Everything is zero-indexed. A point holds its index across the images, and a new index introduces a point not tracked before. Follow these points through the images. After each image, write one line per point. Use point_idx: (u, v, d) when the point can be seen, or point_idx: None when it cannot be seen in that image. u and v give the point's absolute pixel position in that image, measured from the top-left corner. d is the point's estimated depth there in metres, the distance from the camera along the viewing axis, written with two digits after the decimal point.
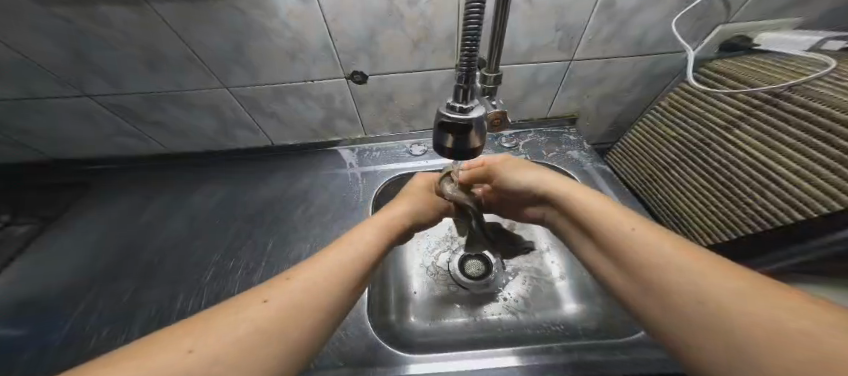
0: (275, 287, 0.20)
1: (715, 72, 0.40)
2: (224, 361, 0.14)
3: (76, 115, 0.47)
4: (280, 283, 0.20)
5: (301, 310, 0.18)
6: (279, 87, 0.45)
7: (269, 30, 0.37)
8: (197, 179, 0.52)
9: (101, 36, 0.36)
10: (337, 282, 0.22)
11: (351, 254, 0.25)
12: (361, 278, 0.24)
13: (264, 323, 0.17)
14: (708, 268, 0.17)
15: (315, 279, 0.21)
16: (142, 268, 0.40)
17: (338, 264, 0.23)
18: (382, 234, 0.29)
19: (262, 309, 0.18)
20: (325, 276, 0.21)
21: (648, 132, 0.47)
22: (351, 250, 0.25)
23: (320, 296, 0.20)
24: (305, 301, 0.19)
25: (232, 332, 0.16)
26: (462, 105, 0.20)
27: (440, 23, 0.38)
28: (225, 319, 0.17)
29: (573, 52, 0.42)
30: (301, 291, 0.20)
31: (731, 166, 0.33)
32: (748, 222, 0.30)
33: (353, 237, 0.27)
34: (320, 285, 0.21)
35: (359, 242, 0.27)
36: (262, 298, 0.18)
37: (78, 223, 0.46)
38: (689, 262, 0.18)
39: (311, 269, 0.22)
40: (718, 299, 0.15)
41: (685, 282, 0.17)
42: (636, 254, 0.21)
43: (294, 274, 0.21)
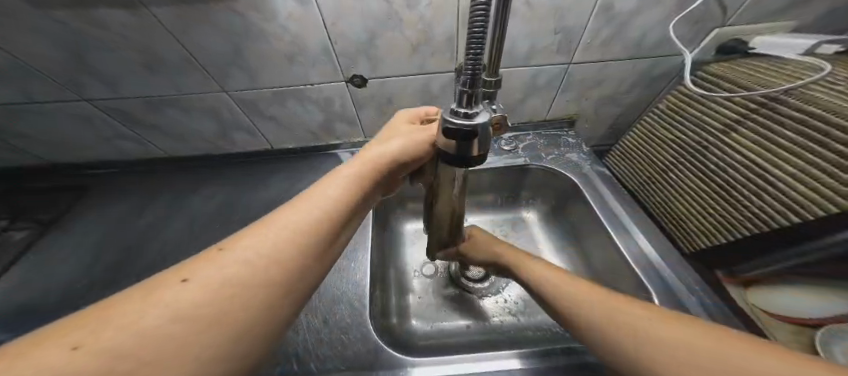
0: (202, 262, 0.16)
1: (712, 75, 0.40)
2: (128, 360, 0.11)
3: (74, 119, 0.46)
4: (210, 256, 0.17)
5: (241, 284, 0.16)
6: (279, 90, 0.45)
7: (269, 33, 0.37)
8: (196, 183, 0.52)
9: (99, 38, 0.35)
10: (292, 247, 0.19)
11: (311, 211, 0.21)
12: (327, 237, 0.21)
13: (185, 306, 0.14)
14: (623, 305, 0.21)
15: (258, 247, 0.18)
16: (143, 272, 0.39)
17: (293, 224, 0.20)
18: (353, 184, 0.25)
19: (182, 291, 0.14)
20: (272, 241, 0.18)
21: (645, 135, 0.48)
22: (309, 207, 0.22)
23: (264, 266, 0.17)
24: (247, 272, 0.16)
25: (141, 319, 0.13)
26: (466, 111, 0.20)
27: (440, 27, 0.38)
28: (130, 305, 0.13)
29: (572, 54, 0.43)
30: (235, 264, 0.16)
31: (729, 168, 0.33)
32: (746, 224, 0.31)
33: (315, 191, 0.23)
34: (267, 252, 0.18)
35: (323, 197, 0.23)
36: (181, 277, 0.15)
37: (75, 227, 0.46)
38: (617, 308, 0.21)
39: (255, 234, 0.19)
40: (644, 330, 0.18)
41: (616, 319, 0.20)
42: (578, 306, 0.23)
43: (231, 244, 0.18)
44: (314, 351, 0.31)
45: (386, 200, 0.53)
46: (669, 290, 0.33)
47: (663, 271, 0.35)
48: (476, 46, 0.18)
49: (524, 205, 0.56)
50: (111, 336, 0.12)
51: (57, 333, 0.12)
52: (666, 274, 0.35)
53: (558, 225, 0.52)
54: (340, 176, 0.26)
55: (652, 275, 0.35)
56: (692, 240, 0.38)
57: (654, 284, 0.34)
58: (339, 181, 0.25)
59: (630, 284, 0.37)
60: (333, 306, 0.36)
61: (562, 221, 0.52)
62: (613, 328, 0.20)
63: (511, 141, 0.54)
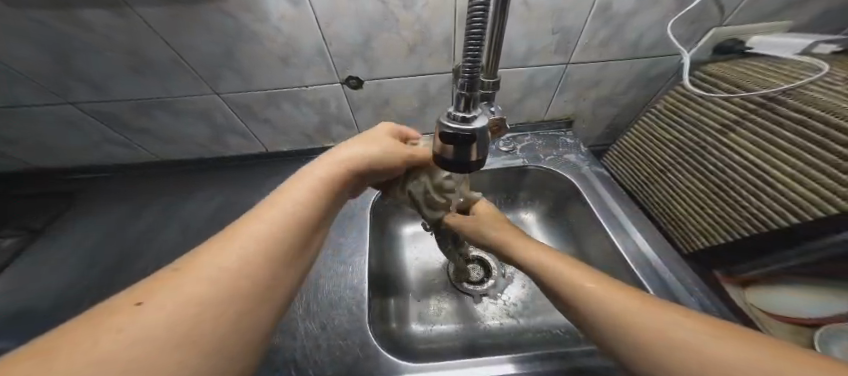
0: (158, 285, 0.14)
1: (710, 76, 0.40)
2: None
3: (61, 123, 0.45)
4: (164, 278, 0.15)
5: (213, 300, 0.14)
6: (272, 93, 0.44)
7: (262, 34, 0.36)
8: (190, 187, 0.51)
9: (85, 40, 0.34)
10: (263, 257, 0.18)
11: (272, 222, 0.20)
12: (300, 249, 0.21)
13: (152, 327, 0.12)
14: (635, 301, 0.19)
15: (227, 262, 0.16)
16: (134, 279, 0.38)
17: (254, 236, 0.19)
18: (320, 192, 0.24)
19: (144, 312, 0.13)
20: (241, 254, 0.17)
21: (643, 135, 0.48)
22: (278, 219, 0.20)
23: (236, 279, 0.16)
24: (214, 289, 0.15)
25: (99, 345, 0.11)
26: (464, 115, 0.20)
27: (437, 28, 0.38)
28: (78, 336, 0.11)
29: (570, 55, 0.42)
30: (201, 281, 0.15)
31: (727, 169, 0.33)
32: (744, 224, 0.31)
33: (278, 202, 0.22)
34: (237, 263, 0.17)
35: (289, 205, 0.22)
36: (135, 301, 0.13)
37: (64, 234, 0.45)
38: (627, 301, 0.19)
39: (215, 251, 0.17)
40: (664, 333, 0.16)
41: (629, 316, 0.18)
42: (585, 302, 0.21)
43: (188, 264, 0.16)
44: (312, 358, 0.31)
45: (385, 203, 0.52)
46: (669, 291, 0.33)
47: (662, 273, 0.35)
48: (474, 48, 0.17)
49: (523, 206, 0.56)
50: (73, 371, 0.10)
51: None
52: (666, 276, 0.35)
53: (557, 226, 0.52)
54: (305, 184, 0.24)
55: (651, 276, 0.35)
56: (690, 241, 0.38)
57: (654, 286, 0.34)
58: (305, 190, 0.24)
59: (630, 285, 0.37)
60: (332, 312, 0.35)
61: (561, 222, 0.51)
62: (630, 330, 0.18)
63: (509, 142, 0.54)
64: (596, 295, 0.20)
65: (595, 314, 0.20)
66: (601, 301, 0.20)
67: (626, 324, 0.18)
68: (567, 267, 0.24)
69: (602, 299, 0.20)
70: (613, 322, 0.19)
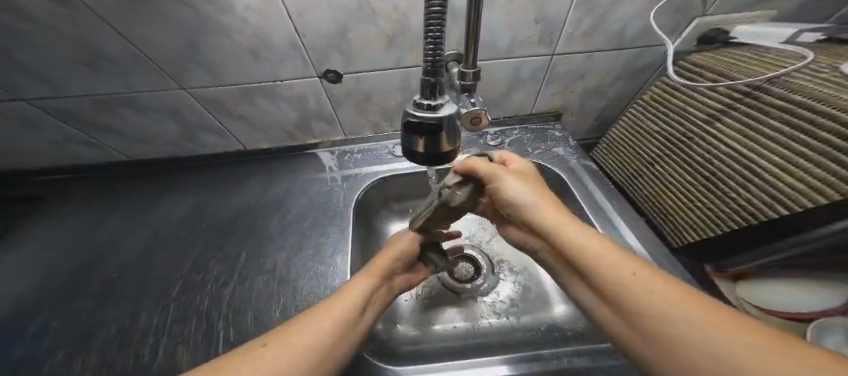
0: (278, 335, 0.21)
1: (695, 65, 0.39)
2: None
3: (17, 122, 0.42)
4: (285, 328, 0.22)
5: (306, 355, 0.20)
6: (246, 87, 0.42)
7: (228, 25, 0.34)
8: (163, 188, 0.48)
9: (33, 31, 0.32)
10: (334, 331, 0.23)
11: (350, 305, 0.26)
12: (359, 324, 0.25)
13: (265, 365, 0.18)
14: (681, 301, 0.17)
15: (319, 325, 0.22)
16: (97, 286, 0.36)
17: (338, 311, 0.24)
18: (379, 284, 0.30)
19: (264, 352, 0.19)
20: (325, 322, 0.23)
21: (630, 127, 0.47)
22: (353, 296, 0.27)
23: (319, 340, 0.21)
24: (306, 349, 0.20)
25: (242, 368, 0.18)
26: (430, 103, 0.18)
27: (415, 17, 0.36)
28: (236, 361, 0.18)
29: (554, 46, 0.41)
30: (305, 336, 0.21)
31: (714, 161, 0.33)
32: (733, 216, 0.30)
33: (353, 285, 0.28)
34: (329, 328, 0.23)
35: (359, 289, 0.28)
36: (262, 342, 0.20)
37: (26, 239, 0.42)
38: (644, 283, 0.18)
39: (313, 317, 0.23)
40: (703, 338, 0.14)
41: (670, 317, 0.16)
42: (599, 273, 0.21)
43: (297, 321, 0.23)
44: None
45: (370, 200, 0.50)
46: None
47: None
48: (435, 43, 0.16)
49: None
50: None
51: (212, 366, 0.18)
52: None
53: None
54: (371, 275, 0.31)
55: None
56: (679, 234, 0.37)
57: None
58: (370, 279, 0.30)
59: None
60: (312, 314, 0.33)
61: None
62: (630, 306, 0.18)
63: (497, 135, 0.53)
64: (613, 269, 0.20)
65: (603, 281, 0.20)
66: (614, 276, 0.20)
67: (630, 300, 0.18)
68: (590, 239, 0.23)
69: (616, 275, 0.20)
70: (617, 296, 0.19)
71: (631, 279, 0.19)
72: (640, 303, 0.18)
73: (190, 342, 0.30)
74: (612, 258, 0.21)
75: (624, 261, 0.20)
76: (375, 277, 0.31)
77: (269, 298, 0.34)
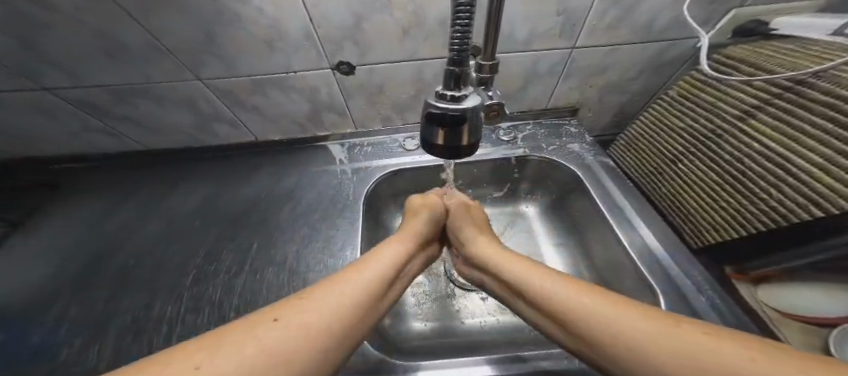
0: (289, 307, 0.20)
1: (730, 59, 0.37)
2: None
3: (37, 111, 0.43)
4: (293, 303, 0.20)
5: (324, 326, 0.19)
6: (259, 78, 0.42)
7: (243, 16, 0.33)
8: (177, 178, 0.49)
9: (53, 21, 0.32)
10: (351, 308, 0.21)
11: (366, 283, 0.24)
12: (381, 295, 0.25)
13: (272, 346, 0.16)
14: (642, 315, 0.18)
15: (333, 298, 0.21)
16: (115, 273, 0.37)
17: (359, 284, 0.23)
18: (400, 260, 0.29)
19: (274, 329, 0.18)
20: (338, 297, 0.21)
21: (654, 123, 0.45)
22: (369, 271, 0.25)
23: (334, 318, 0.20)
24: (325, 318, 0.19)
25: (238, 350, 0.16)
26: (454, 93, 0.18)
27: (432, 9, 0.35)
28: (231, 341, 0.16)
29: (574, 39, 0.39)
30: (312, 313, 0.19)
31: (743, 159, 0.31)
32: (761, 218, 0.28)
33: (372, 259, 0.27)
34: (349, 299, 0.22)
35: (377, 264, 0.27)
36: (272, 318, 0.18)
37: (48, 224, 0.43)
38: (607, 304, 0.20)
39: (324, 290, 0.22)
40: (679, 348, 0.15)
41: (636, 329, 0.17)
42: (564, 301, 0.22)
43: (306, 295, 0.21)
44: None
45: (379, 194, 0.50)
46: (676, 288, 0.31)
47: (670, 269, 0.33)
48: (462, 32, 0.15)
49: (523, 198, 0.54)
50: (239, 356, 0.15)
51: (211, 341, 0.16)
52: (674, 273, 0.32)
53: (559, 219, 0.50)
54: (390, 250, 0.30)
55: (657, 272, 0.33)
56: (701, 235, 0.36)
57: (660, 281, 0.32)
58: (390, 252, 0.29)
59: (635, 282, 0.35)
60: None
61: (564, 215, 0.49)
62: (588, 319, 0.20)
63: (510, 131, 0.51)
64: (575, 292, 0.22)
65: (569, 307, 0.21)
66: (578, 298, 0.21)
67: (582, 315, 0.20)
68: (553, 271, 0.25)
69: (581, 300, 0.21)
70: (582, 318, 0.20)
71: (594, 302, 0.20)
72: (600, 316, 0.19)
73: (204, 330, 0.31)
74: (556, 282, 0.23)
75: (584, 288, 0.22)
76: (394, 250, 0.30)
77: (280, 290, 0.34)
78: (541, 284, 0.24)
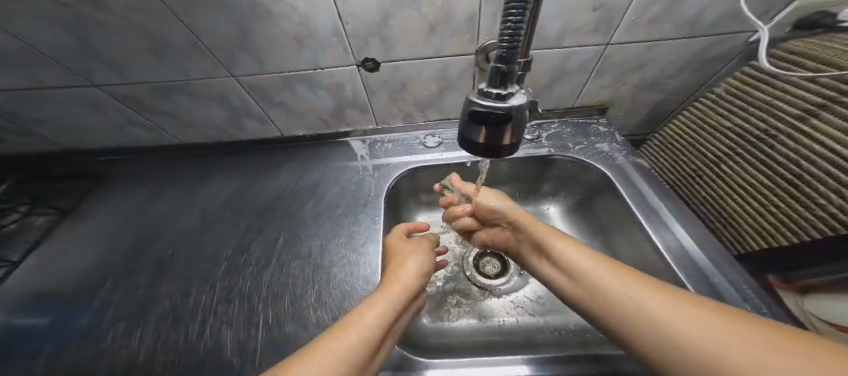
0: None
1: (791, 53, 0.34)
2: None
3: (86, 105, 0.46)
4: None
5: None
6: (288, 75, 0.43)
7: (276, 14, 0.34)
8: (208, 171, 0.51)
9: (104, 21, 0.34)
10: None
11: (352, 341, 0.21)
12: (371, 356, 0.22)
13: None
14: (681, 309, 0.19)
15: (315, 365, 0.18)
16: (156, 260, 0.39)
17: (333, 352, 0.20)
18: (389, 312, 0.26)
19: None
20: (321, 363, 0.19)
21: (695, 123, 0.43)
22: (360, 326, 0.23)
23: None
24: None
25: None
26: (500, 91, 0.17)
27: (463, 4, 0.34)
28: None
29: (610, 35, 0.38)
30: None
31: (800, 161, 0.28)
32: (816, 225, 0.26)
33: (358, 318, 0.24)
34: None
35: (362, 323, 0.23)
36: None
37: (95, 213, 0.46)
38: (645, 291, 0.21)
39: (308, 359, 0.19)
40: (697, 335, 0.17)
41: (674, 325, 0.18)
42: (622, 306, 0.22)
43: (284, 369, 0.18)
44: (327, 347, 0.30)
45: (400, 191, 0.50)
46: (718, 298, 0.29)
47: (711, 276, 0.31)
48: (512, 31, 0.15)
49: (546, 199, 0.52)
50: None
51: None
52: (716, 280, 0.30)
53: (583, 222, 0.49)
54: (380, 300, 0.27)
55: (695, 278, 0.31)
56: (742, 241, 0.34)
57: (699, 289, 0.30)
58: (379, 308, 0.26)
59: None
60: (345, 300, 0.34)
61: (588, 217, 0.48)
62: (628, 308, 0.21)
63: (534, 129, 0.50)
64: (643, 302, 0.21)
65: (623, 311, 0.22)
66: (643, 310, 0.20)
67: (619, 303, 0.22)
68: (613, 270, 0.25)
69: (639, 304, 0.21)
70: (628, 313, 0.21)
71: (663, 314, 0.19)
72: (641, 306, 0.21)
73: (235, 321, 0.32)
74: (606, 277, 0.24)
75: (628, 279, 0.23)
76: (382, 305, 0.26)
77: (307, 283, 0.35)
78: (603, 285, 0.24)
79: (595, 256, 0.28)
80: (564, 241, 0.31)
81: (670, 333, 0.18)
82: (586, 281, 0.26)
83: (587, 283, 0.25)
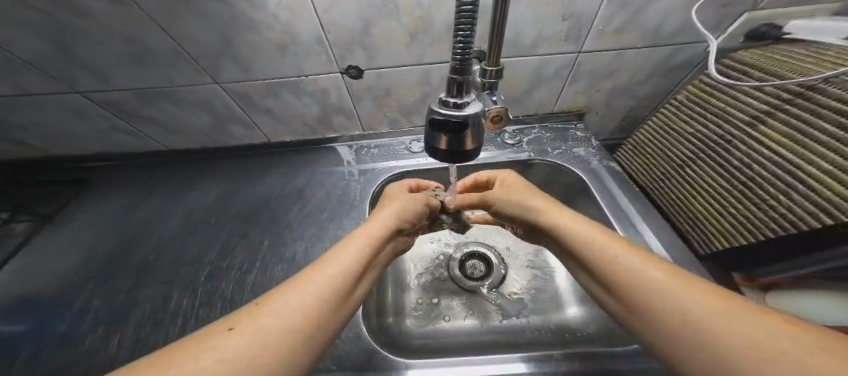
0: (247, 314, 0.17)
1: (740, 63, 0.37)
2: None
3: (70, 111, 0.46)
4: (252, 309, 0.18)
5: (293, 323, 0.18)
6: (273, 82, 0.44)
7: (259, 22, 0.35)
8: (194, 176, 0.52)
9: (87, 29, 0.35)
10: (321, 303, 0.20)
11: (331, 275, 0.22)
12: (351, 289, 0.23)
13: (226, 354, 0.14)
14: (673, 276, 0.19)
15: (298, 298, 0.19)
16: (138, 265, 0.39)
17: (318, 283, 0.21)
18: (369, 250, 0.27)
19: (229, 338, 0.15)
20: (304, 296, 0.20)
21: (661, 129, 0.45)
22: (338, 262, 0.24)
23: (301, 317, 0.18)
24: (293, 320, 0.18)
25: (184, 366, 0.13)
26: (457, 101, 0.18)
27: (439, 14, 0.36)
28: (186, 354, 0.14)
29: (581, 43, 0.40)
30: (274, 315, 0.18)
31: (752, 165, 0.30)
32: (769, 225, 0.28)
33: (338, 254, 0.25)
34: (300, 314, 0.18)
35: (343, 259, 0.24)
36: (228, 326, 0.16)
37: (77, 219, 0.46)
38: (639, 256, 0.22)
39: (292, 289, 0.20)
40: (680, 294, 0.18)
41: (662, 287, 0.19)
42: (614, 267, 0.23)
43: (267, 299, 0.19)
44: None
45: None
46: None
47: None
48: (464, 42, 0.16)
49: None
50: (191, 369, 0.13)
51: (161, 360, 0.14)
52: None
53: None
54: (359, 239, 0.28)
55: None
56: (707, 243, 0.35)
57: None
58: (356, 246, 0.27)
59: None
60: None
61: None
62: (622, 272, 0.22)
63: (515, 134, 0.52)
64: (641, 265, 0.21)
65: (615, 274, 0.23)
66: (629, 266, 0.22)
67: (611, 263, 0.23)
68: (609, 237, 0.26)
69: (634, 266, 0.22)
70: (619, 274, 0.22)
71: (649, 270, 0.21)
72: (634, 272, 0.21)
73: None
74: (602, 241, 0.25)
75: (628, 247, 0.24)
76: (360, 243, 0.27)
77: None
78: (601, 249, 0.25)
79: (594, 226, 0.28)
80: (565, 215, 0.30)
81: (651, 284, 0.20)
82: (580, 245, 0.27)
83: (588, 252, 0.25)
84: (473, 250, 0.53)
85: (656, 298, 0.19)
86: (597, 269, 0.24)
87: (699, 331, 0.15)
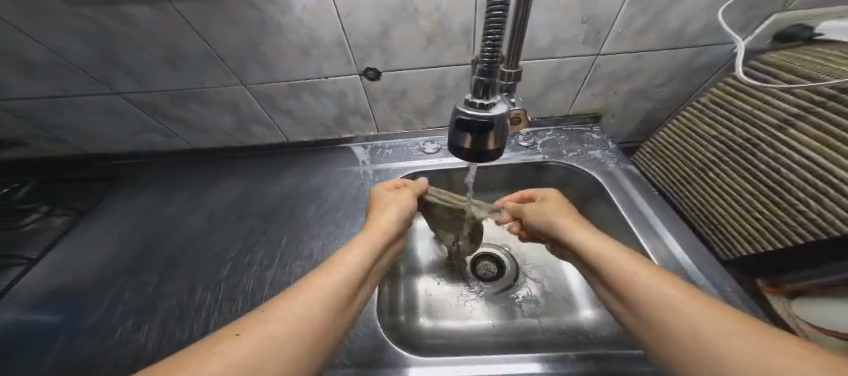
0: (256, 320, 0.18)
1: (770, 64, 0.35)
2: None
3: (107, 111, 0.49)
4: (260, 315, 0.18)
5: (296, 333, 0.18)
6: (294, 83, 0.45)
7: (285, 27, 0.37)
8: (217, 175, 0.54)
9: (128, 35, 0.37)
10: (325, 310, 0.20)
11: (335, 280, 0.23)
12: (351, 295, 0.23)
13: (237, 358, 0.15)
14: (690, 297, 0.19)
15: (302, 304, 0.20)
16: (165, 258, 0.41)
17: (321, 287, 0.22)
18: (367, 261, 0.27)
19: (237, 343, 0.16)
20: (311, 302, 0.20)
21: (684, 131, 0.44)
22: (341, 270, 0.24)
23: (307, 323, 0.19)
24: (299, 326, 0.18)
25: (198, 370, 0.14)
26: (483, 102, 0.19)
27: (457, 17, 0.36)
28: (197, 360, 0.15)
29: (600, 45, 0.39)
30: (279, 321, 0.18)
31: (780, 169, 0.30)
32: (799, 231, 0.27)
33: (339, 261, 0.26)
34: (305, 322, 0.19)
35: (346, 265, 0.25)
36: (236, 333, 0.17)
37: (109, 214, 0.49)
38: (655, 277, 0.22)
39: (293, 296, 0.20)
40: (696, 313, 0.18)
41: (682, 306, 0.18)
42: (632, 283, 0.23)
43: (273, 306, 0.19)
44: None
45: None
46: None
47: (696, 278, 0.32)
48: (492, 44, 0.17)
49: None
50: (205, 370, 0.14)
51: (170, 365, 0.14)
52: (700, 281, 0.32)
53: None
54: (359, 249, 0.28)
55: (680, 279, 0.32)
56: (731, 248, 0.35)
57: None
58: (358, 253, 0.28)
59: None
60: None
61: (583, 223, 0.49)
62: (640, 286, 0.22)
63: (529, 136, 0.52)
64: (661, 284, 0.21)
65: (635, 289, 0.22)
66: (654, 285, 0.21)
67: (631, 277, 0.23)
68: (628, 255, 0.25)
69: (653, 284, 0.21)
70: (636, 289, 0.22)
71: (664, 286, 0.21)
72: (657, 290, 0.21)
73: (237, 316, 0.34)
74: (619, 257, 0.25)
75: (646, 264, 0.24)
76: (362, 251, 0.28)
77: None
78: (617, 265, 0.25)
79: (612, 245, 0.28)
80: (591, 233, 0.30)
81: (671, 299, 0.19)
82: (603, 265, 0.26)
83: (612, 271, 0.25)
84: (484, 251, 0.53)
85: (674, 313, 0.19)
86: (617, 282, 0.24)
87: (715, 351, 0.15)
